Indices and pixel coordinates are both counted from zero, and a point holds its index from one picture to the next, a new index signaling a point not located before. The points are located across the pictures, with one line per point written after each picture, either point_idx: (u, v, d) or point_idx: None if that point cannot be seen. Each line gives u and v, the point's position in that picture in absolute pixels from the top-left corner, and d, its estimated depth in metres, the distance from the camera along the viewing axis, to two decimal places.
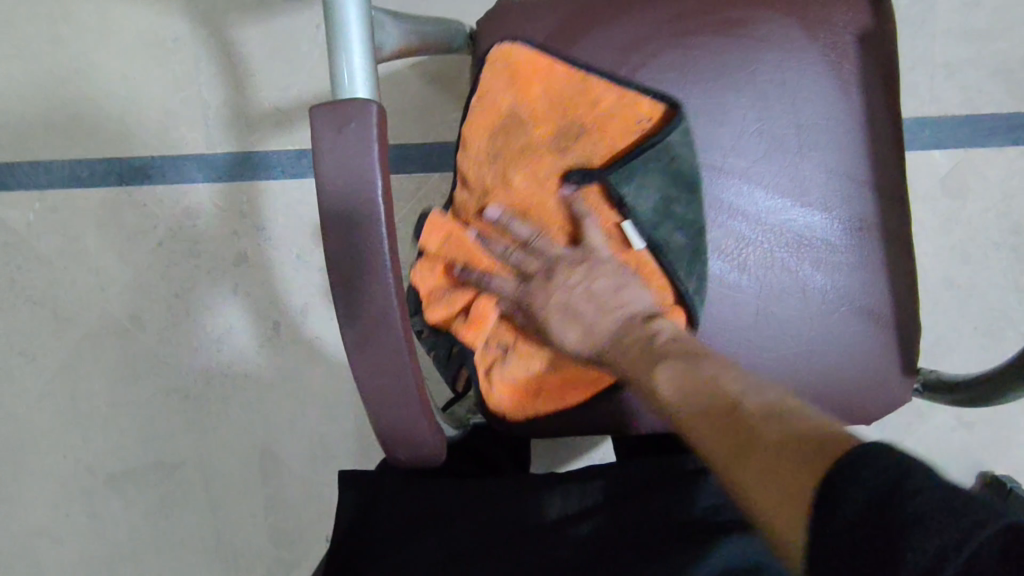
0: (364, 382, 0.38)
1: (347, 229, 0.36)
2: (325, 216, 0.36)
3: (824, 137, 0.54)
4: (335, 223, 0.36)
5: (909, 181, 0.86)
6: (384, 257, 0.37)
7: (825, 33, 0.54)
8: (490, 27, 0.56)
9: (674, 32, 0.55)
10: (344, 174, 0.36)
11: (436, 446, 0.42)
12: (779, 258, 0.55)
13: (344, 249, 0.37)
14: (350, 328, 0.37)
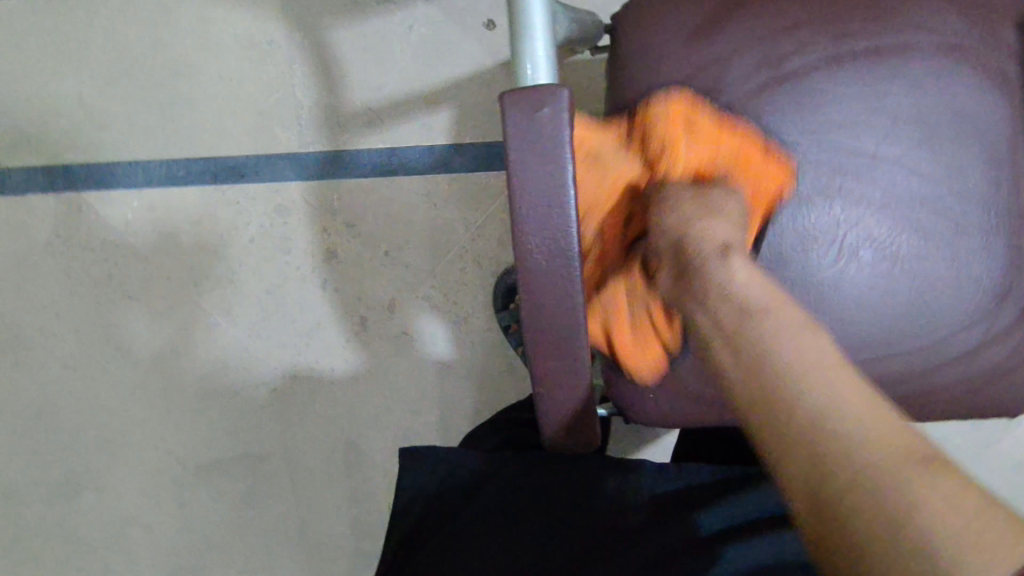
0: (539, 364, 0.41)
1: (538, 212, 0.37)
2: (518, 207, 0.38)
3: (981, 123, 0.48)
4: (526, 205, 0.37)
5: None
6: (573, 242, 0.38)
7: (984, 19, 0.47)
8: (623, 16, 0.52)
9: (825, 17, 0.48)
10: (539, 167, 0.37)
11: (594, 425, 0.45)
12: (929, 248, 0.49)
13: (537, 237, 0.38)
14: (531, 305, 0.39)
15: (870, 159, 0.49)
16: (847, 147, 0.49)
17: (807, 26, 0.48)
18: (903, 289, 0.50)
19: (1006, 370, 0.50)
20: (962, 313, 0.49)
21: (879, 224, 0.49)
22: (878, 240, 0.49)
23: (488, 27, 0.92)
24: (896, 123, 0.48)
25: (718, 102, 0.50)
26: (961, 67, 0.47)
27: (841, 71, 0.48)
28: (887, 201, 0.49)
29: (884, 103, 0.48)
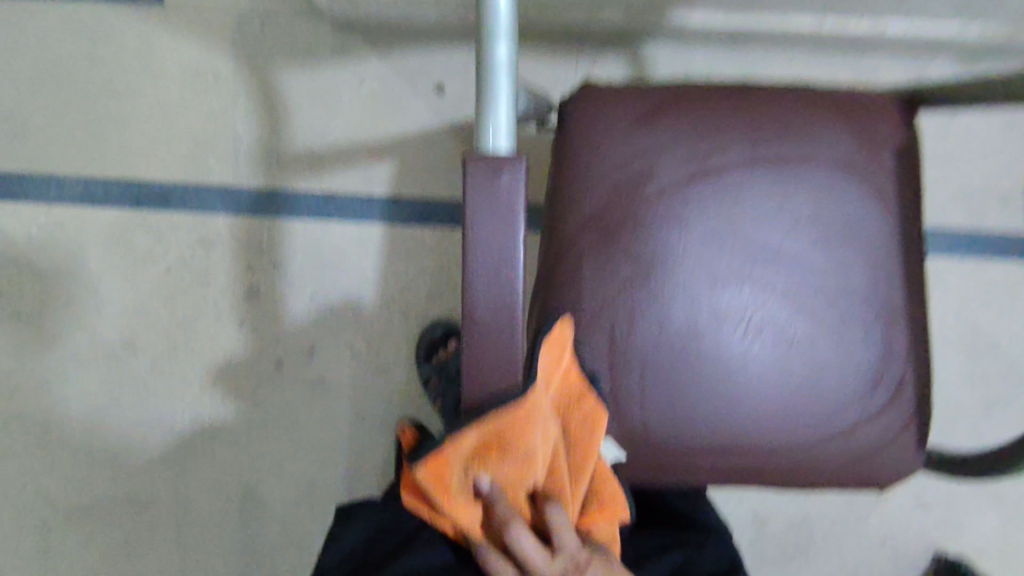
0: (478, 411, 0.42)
1: (490, 273, 0.40)
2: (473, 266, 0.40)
3: (866, 231, 0.57)
4: (480, 265, 0.40)
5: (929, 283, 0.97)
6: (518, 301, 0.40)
7: (870, 146, 0.57)
8: (573, 101, 0.58)
9: (745, 128, 0.56)
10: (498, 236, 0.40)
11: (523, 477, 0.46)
12: (820, 336, 0.56)
13: (490, 292, 0.40)
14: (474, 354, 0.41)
15: (775, 254, 0.56)
16: (755, 240, 0.56)
17: (730, 133, 0.56)
18: (799, 369, 0.56)
19: (877, 449, 0.57)
20: (846, 395, 0.56)
21: (780, 309, 0.56)
22: (777, 324, 0.56)
23: (437, 92, 0.97)
24: (796, 225, 0.56)
25: (656, 187, 0.55)
26: (853, 183, 0.56)
27: (755, 175, 0.56)
28: (786, 291, 0.56)
29: (788, 207, 0.56)
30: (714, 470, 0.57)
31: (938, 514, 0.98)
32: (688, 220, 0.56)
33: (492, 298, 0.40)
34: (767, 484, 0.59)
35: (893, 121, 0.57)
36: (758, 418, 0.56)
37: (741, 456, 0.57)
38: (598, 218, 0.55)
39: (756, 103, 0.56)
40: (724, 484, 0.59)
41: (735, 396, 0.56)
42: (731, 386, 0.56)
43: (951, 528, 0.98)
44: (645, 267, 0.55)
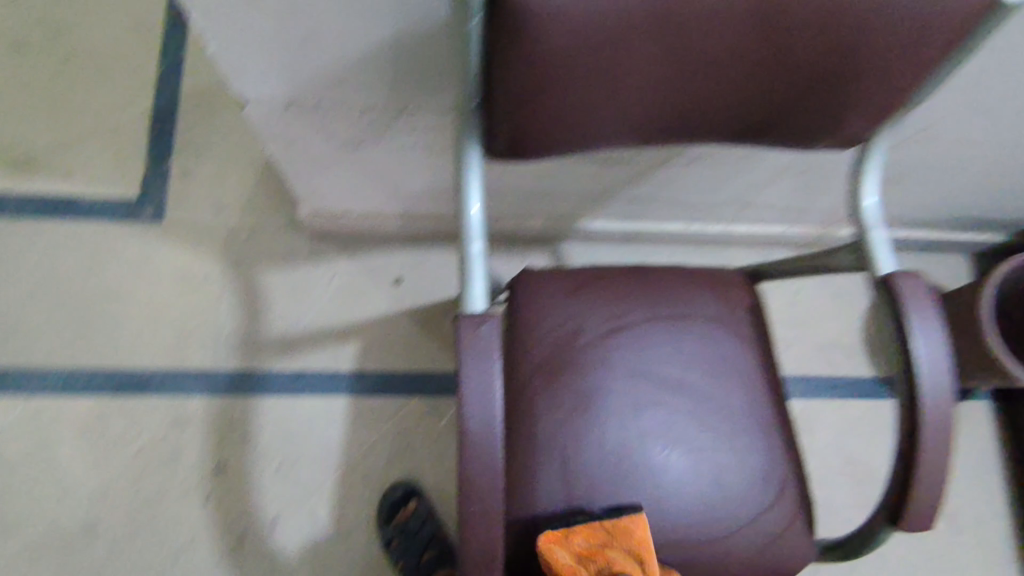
0: (468, 505, 0.56)
1: (477, 394, 0.56)
2: (465, 389, 0.56)
3: (739, 365, 0.77)
4: (470, 390, 0.56)
5: (805, 422, 1.18)
6: (496, 415, 0.56)
7: (731, 306, 0.80)
8: (519, 281, 0.79)
9: (644, 296, 0.78)
10: (483, 367, 0.56)
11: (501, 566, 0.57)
12: (718, 446, 0.73)
13: (476, 408, 0.56)
14: (466, 458, 0.56)
15: (677, 385, 0.75)
16: (661, 375, 0.75)
17: (634, 300, 0.78)
18: (706, 474, 0.72)
19: (779, 538, 0.71)
20: (745, 493, 0.72)
21: (686, 427, 0.74)
22: (686, 439, 0.73)
23: (395, 283, 1.17)
24: (689, 363, 0.76)
25: (585, 339, 0.75)
26: (723, 331, 0.78)
27: (654, 329, 0.77)
28: (688, 413, 0.74)
29: (682, 350, 0.76)
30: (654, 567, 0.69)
31: None
32: (610, 364, 0.74)
33: (481, 416, 0.56)
34: None
35: (744, 288, 0.81)
36: (682, 517, 0.70)
37: (673, 552, 0.69)
38: (545, 365, 0.74)
39: (649, 279, 0.79)
40: None
41: (662, 500, 0.70)
42: (658, 491, 0.71)
43: None
44: (582, 400, 0.73)
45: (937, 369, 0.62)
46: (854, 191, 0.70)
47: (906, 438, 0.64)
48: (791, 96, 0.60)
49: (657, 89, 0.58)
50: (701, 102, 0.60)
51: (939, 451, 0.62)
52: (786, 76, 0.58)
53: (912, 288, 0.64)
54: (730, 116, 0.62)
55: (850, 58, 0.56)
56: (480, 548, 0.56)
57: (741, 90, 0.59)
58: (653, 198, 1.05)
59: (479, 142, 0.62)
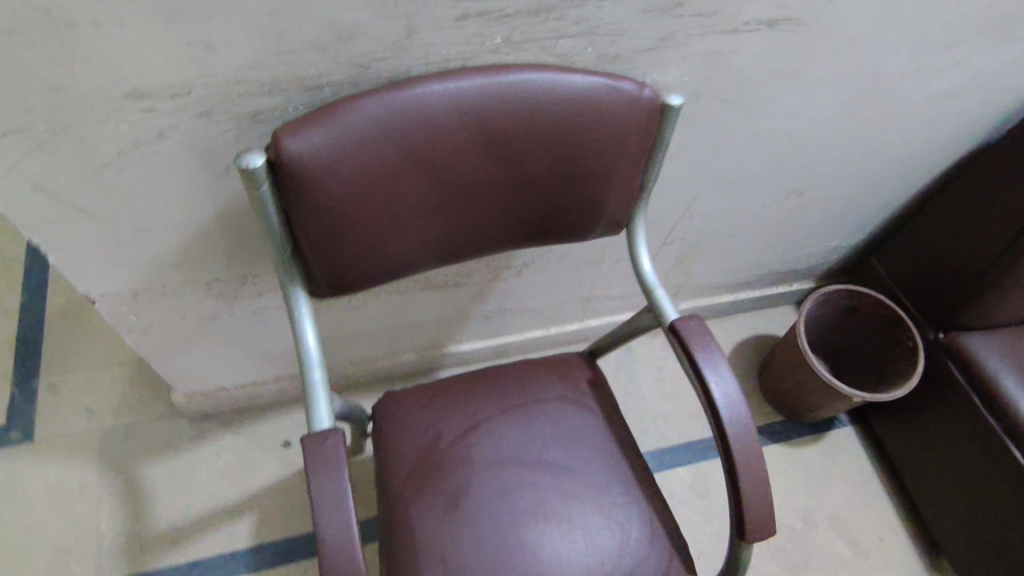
0: None
1: (331, 505, 0.60)
2: (317, 502, 0.60)
3: (589, 432, 0.85)
4: (323, 503, 0.60)
5: (699, 485, 1.25)
6: (351, 521, 0.60)
7: (572, 381, 0.89)
8: (381, 403, 0.86)
9: (493, 392, 0.87)
10: (331, 478, 0.61)
11: None
12: (585, 511, 0.79)
13: (332, 518, 0.60)
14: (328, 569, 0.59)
15: (537, 464, 0.81)
16: (520, 458, 0.81)
17: (484, 397, 0.86)
18: (579, 540, 0.77)
19: None
20: (618, 549, 0.77)
21: (552, 501, 0.79)
22: (554, 512, 0.78)
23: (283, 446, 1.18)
24: (544, 441, 0.83)
25: (445, 442, 0.81)
26: (569, 405, 0.87)
27: (507, 418, 0.84)
28: (552, 487, 0.80)
29: (535, 431, 0.84)
30: None
31: None
32: (472, 458, 0.81)
33: (338, 522, 0.60)
34: None
35: (581, 365, 0.92)
36: None
37: None
38: (413, 473, 0.79)
39: (496, 376, 0.88)
40: None
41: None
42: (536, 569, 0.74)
43: None
44: (450, 497, 0.77)
45: (727, 389, 0.73)
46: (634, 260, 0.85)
47: (725, 455, 0.73)
48: (551, 204, 0.75)
49: (438, 218, 0.70)
50: (480, 221, 0.73)
51: (755, 457, 0.71)
52: (538, 190, 0.73)
53: (692, 329, 0.77)
54: (509, 227, 0.76)
55: (579, 166, 0.72)
56: None
57: (507, 206, 0.73)
58: (503, 311, 1.17)
59: (303, 285, 0.71)
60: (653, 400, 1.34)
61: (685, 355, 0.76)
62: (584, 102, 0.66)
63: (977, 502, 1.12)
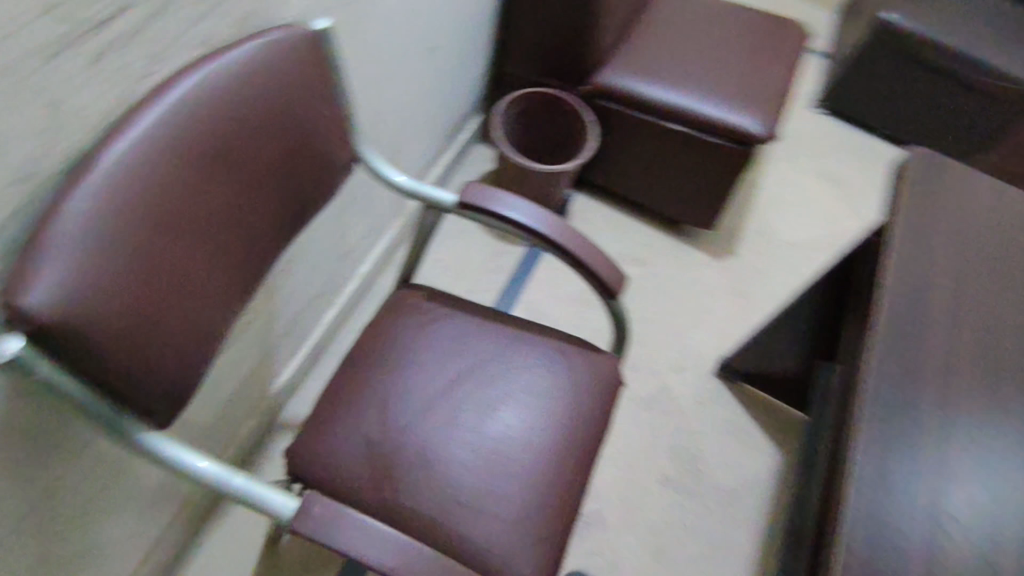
0: None
1: (360, 537, 0.62)
2: (345, 547, 0.61)
3: (459, 327, 0.94)
4: (353, 544, 0.61)
5: (535, 309, 1.50)
6: (382, 531, 0.63)
7: (415, 306, 0.95)
8: (291, 460, 0.81)
9: (370, 366, 0.89)
10: (338, 523, 0.62)
11: None
12: (508, 377, 0.90)
13: (367, 544, 0.61)
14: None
15: (450, 380, 0.89)
16: (436, 387, 0.88)
17: (368, 375, 0.88)
18: (522, 397, 0.89)
19: (585, 374, 0.93)
20: (546, 378, 0.91)
21: (483, 392, 0.88)
22: (491, 398, 0.88)
23: None
24: (439, 362, 0.90)
25: (374, 430, 0.83)
26: (430, 323, 0.93)
27: (399, 372, 0.89)
28: (474, 384, 0.89)
29: (427, 361, 0.90)
30: (565, 473, 0.85)
31: (678, 366, 1.51)
32: (405, 422, 0.84)
33: (376, 542, 0.62)
34: (587, 446, 0.89)
35: (409, 291, 0.98)
36: (539, 434, 0.87)
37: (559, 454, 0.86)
38: (377, 479, 0.80)
39: (360, 355, 0.90)
40: (580, 472, 0.87)
41: (522, 443, 0.86)
42: (515, 441, 0.85)
43: (694, 365, 1.52)
44: (417, 460, 0.81)
45: (528, 211, 0.88)
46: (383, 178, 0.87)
47: (562, 253, 0.89)
48: (295, 179, 0.74)
49: (217, 260, 0.66)
50: (250, 237, 0.70)
51: (578, 239, 0.90)
52: (275, 176, 0.71)
53: (472, 193, 0.88)
54: (277, 226, 0.74)
55: (293, 131, 0.71)
56: None
57: (264, 207, 0.71)
58: (295, 317, 1.13)
59: (146, 427, 0.61)
60: (458, 288, 1.50)
61: (485, 213, 0.87)
62: (259, 70, 0.65)
63: (685, 165, 1.53)
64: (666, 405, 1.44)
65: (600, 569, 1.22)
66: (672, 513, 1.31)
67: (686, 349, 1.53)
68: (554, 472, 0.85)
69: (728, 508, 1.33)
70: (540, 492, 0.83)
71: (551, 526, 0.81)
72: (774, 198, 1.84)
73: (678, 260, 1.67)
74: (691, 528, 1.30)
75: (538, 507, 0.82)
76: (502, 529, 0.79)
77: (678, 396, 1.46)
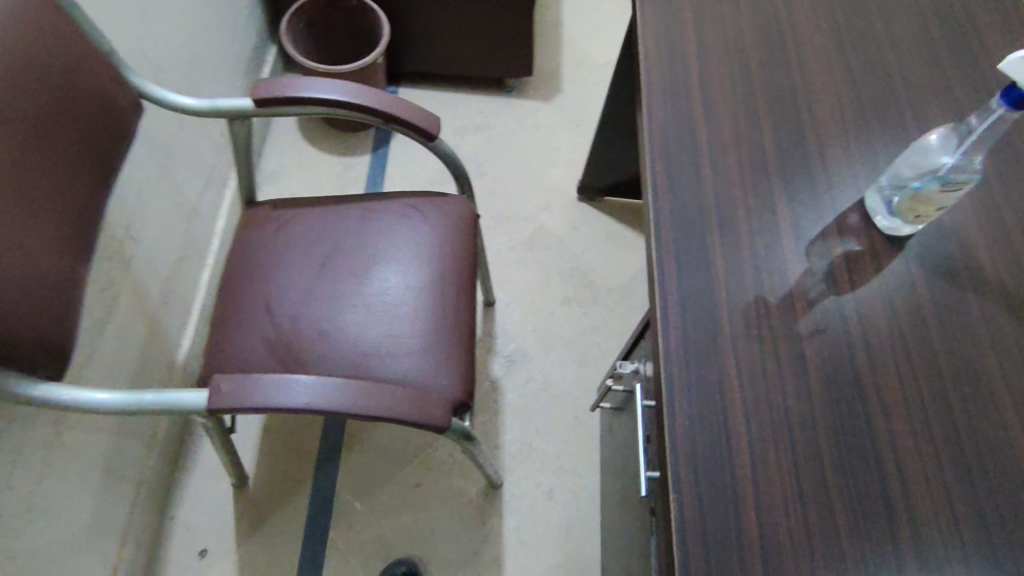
0: (355, 405, 0.71)
1: (270, 391, 0.70)
2: (260, 403, 0.69)
3: (313, 219, 1.00)
4: (265, 398, 0.69)
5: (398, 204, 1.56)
6: (288, 379, 0.71)
7: (266, 217, 1.01)
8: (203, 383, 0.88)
9: (243, 280, 0.95)
10: (248, 387, 0.69)
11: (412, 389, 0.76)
12: (372, 243, 0.98)
13: (278, 393, 0.70)
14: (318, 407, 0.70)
15: (321, 263, 0.96)
16: (311, 273, 0.95)
17: (245, 288, 0.94)
18: (391, 254, 0.98)
19: (440, 217, 1.03)
20: (407, 231, 1.00)
21: (355, 262, 0.96)
22: (364, 263, 0.96)
23: (203, 553, 1.13)
24: (305, 252, 0.97)
25: (267, 327, 0.90)
26: (286, 226, 1.00)
27: (273, 274, 0.95)
28: (345, 258, 0.97)
29: (294, 256, 0.96)
30: (450, 300, 0.96)
31: (545, 203, 1.63)
32: (293, 310, 0.91)
33: (284, 389, 0.70)
34: (463, 273, 0.99)
35: (256, 208, 1.02)
36: (416, 277, 0.96)
37: (440, 287, 0.96)
38: (286, 362, 0.87)
39: (231, 276, 0.96)
40: (464, 296, 0.98)
41: (404, 289, 0.95)
42: (397, 290, 0.94)
43: (559, 197, 1.64)
44: (316, 334, 0.89)
45: (323, 88, 0.93)
46: (166, 102, 0.88)
47: (370, 114, 0.95)
48: (79, 124, 0.76)
49: (33, 215, 0.68)
50: (58, 189, 0.73)
51: (380, 97, 0.96)
52: (58, 124, 0.73)
53: (263, 88, 0.91)
54: (81, 175, 0.76)
55: (53, 76, 0.72)
56: (394, 403, 0.73)
57: (59, 157, 0.73)
58: (167, 283, 1.16)
59: (34, 380, 0.66)
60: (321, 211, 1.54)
61: (283, 102, 0.91)
62: None
63: (482, 20, 1.59)
64: (546, 238, 1.58)
65: (537, 391, 1.37)
66: (580, 324, 1.46)
67: (548, 186, 1.66)
68: (441, 302, 0.95)
69: (626, 300, 1.51)
70: (433, 321, 0.93)
71: (452, 344, 0.92)
72: (580, 27, 1.95)
73: (513, 113, 1.76)
74: (600, 329, 1.46)
75: (435, 333, 0.92)
76: (411, 360, 0.89)
77: (553, 229, 1.59)
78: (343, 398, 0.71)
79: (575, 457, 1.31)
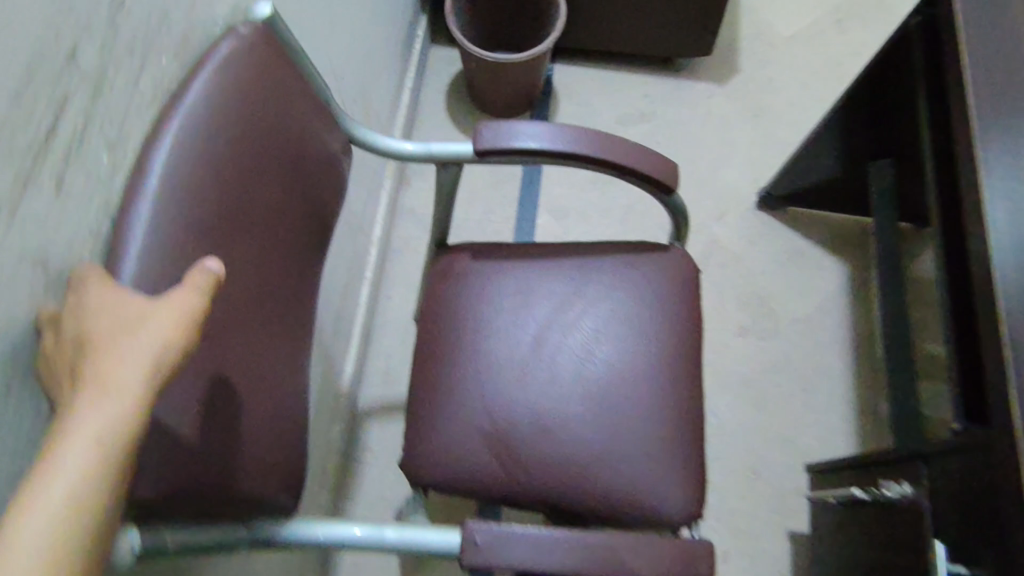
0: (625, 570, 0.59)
1: (528, 548, 0.59)
2: (520, 563, 0.58)
3: (518, 277, 0.87)
4: (523, 560, 0.58)
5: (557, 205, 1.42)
6: (548, 533, 0.59)
7: (465, 269, 0.88)
8: (411, 472, 0.80)
9: (446, 350, 0.84)
10: (505, 541, 0.59)
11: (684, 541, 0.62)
12: (589, 312, 0.85)
13: (539, 552, 0.59)
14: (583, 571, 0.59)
15: (533, 336, 0.84)
16: (521, 347, 0.83)
17: (450, 361, 0.84)
18: (610, 328, 0.84)
19: (665, 281, 0.87)
20: (627, 299, 0.86)
21: (570, 337, 0.84)
22: (580, 339, 0.84)
23: None
24: (513, 321, 0.85)
25: (479, 413, 0.80)
26: (489, 285, 0.87)
27: (479, 346, 0.84)
28: (558, 331, 0.84)
29: (501, 325, 0.85)
30: (680, 391, 0.82)
31: (718, 210, 1.44)
32: (506, 393, 0.81)
33: (543, 546, 0.59)
34: (692, 354, 0.85)
35: (453, 256, 0.90)
36: (641, 361, 0.83)
37: (668, 374, 0.83)
38: (503, 458, 0.78)
39: (432, 343, 0.86)
40: (693, 383, 0.84)
41: (628, 374, 0.82)
42: (621, 376, 0.82)
43: (734, 203, 1.45)
44: (534, 427, 0.79)
45: (543, 134, 0.76)
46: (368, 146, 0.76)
47: (597, 164, 0.77)
48: (301, 201, 0.64)
49: (264, 331, 0.59)
50: (284, 287, 0.62)
51: (609, 144, 0.77)
52: (287, 206, 0.62)
53: (480, 137, 0.75)
54: (301, 260, 0.65)
55: (281, 149, 0.60)
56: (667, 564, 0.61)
57: (285, 249, 0.62)
58: (335, 310, 1.07)
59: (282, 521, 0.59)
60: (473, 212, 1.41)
61: (502, 155, 0.75)
62: (224, 103, 0.53)
63: None
64: (719, 252, 1.40)
65: (711, 436, 1.25)
66: (758, 359, 1.31)
67: (721, 190, 1.46)
68: (670, 394, 0.82)
69: (809, 332, 1.34)
70: (663, 420, 0.81)
71: (684, 450, 0.80)
72: None
73: (684, 99, 1.54)
74: (780, 366, 1.31)
75: (668, 435, 0.80)
76: (642, 469, 0.78)
77: (727, 243, 1.41)
78: (610, 560, 0.59)
79: (754, 517, 1.19)
